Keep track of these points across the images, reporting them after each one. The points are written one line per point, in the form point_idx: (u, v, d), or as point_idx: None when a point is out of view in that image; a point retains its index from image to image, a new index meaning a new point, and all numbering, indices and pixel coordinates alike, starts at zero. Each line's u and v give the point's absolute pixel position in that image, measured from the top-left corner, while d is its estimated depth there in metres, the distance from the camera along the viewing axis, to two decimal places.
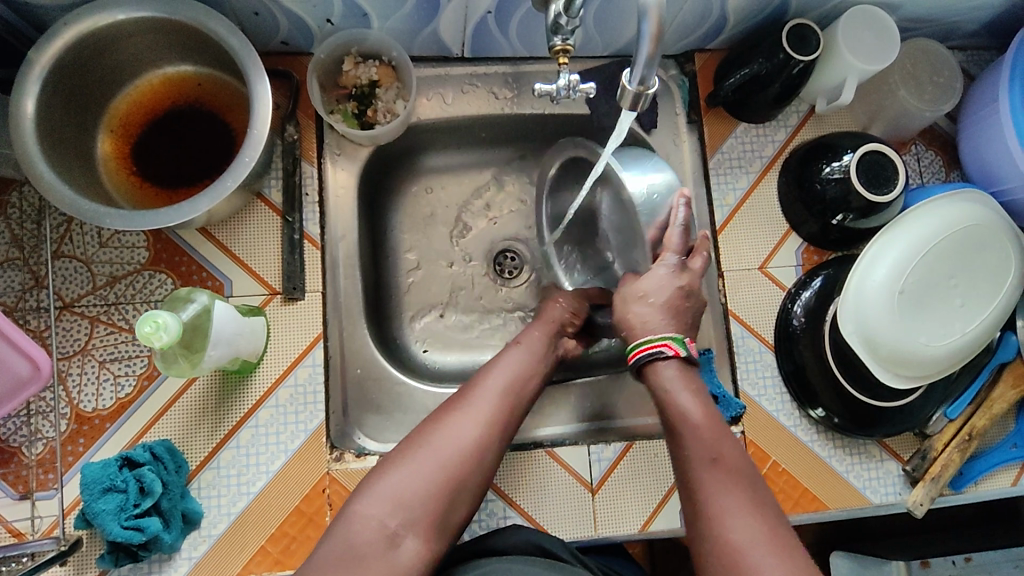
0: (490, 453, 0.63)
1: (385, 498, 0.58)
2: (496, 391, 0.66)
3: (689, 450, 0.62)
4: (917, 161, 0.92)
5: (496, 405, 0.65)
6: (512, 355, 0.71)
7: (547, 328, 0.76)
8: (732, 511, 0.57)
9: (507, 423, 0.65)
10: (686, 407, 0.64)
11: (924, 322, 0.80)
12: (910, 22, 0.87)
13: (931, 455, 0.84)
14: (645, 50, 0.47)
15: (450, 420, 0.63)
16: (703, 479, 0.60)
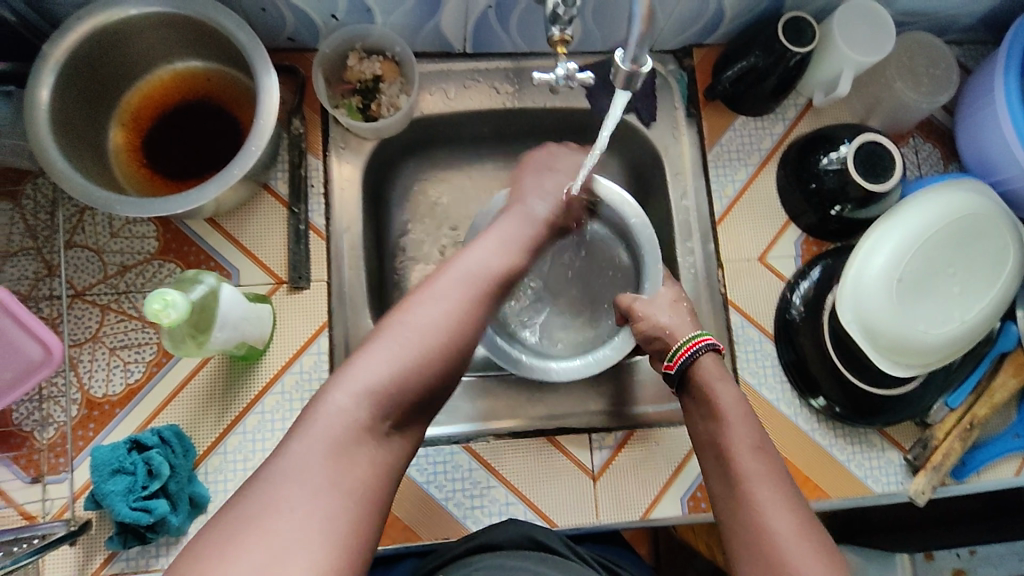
0: (471, 326, 0.61)
1: (376, 374, 0.55)
2: (477, 266, 0.64)
3: (732, 440, 0.65)
4: (915, 153, 0.93)
5: (478, 281, 0.63)
6: (495, 235, 0.70)
7: (531, 211, 0.75)
8: (773, 499, 0.60)
9: (487, 296, 0.63)
10: (730, 399, 0.68)
11: (922, 309, 0.80)
12: (906, 16, 0.88)
13: (932, 444, 0.84)
14: (636, 31, 0.48)
15: (429, 295, 0.60)
16: (748, 467, 0.63)
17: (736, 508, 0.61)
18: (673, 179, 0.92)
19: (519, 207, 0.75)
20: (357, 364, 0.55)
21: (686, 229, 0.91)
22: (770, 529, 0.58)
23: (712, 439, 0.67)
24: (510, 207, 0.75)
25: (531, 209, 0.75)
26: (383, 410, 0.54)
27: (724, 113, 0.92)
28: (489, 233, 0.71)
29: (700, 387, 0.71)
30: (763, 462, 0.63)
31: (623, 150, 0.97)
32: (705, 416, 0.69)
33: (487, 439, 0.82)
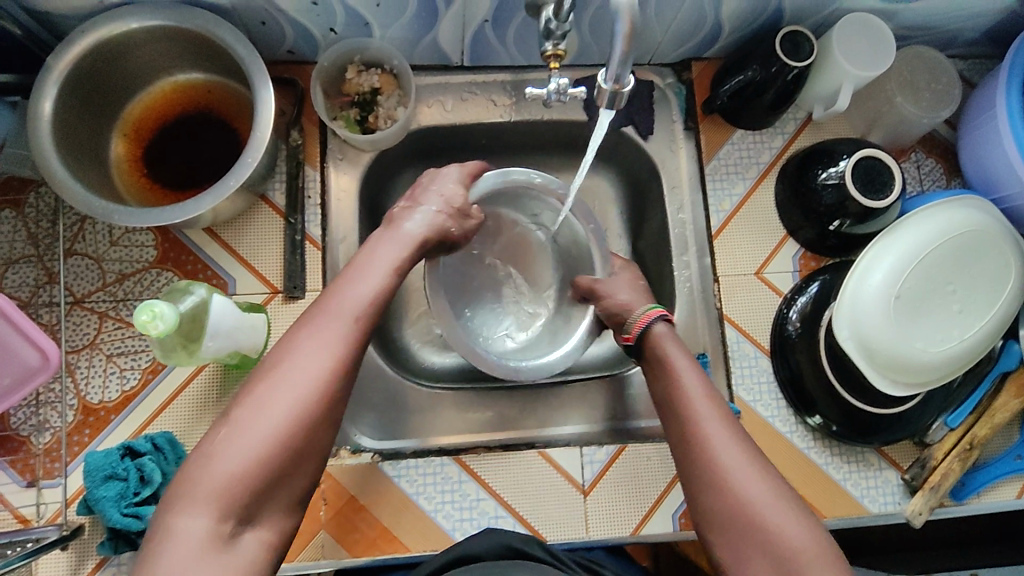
0: (343, 383, 0.58)
1: (240, 456, 0.52)
2: (348, 312, 0.60)
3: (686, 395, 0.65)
4: (916, 169, 0.92)
5: (348, 330, 0.59)
6: (364, 279, 0.64)
7: (402, 244, 0.70)
8: (736, 450, 0.60)
9: (360, 343, 0.60)
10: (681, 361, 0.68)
11: (920, 328, 0.79)
12: (908, 30, 0.87)
13: (930, 464, 0.83)
14: (618, 49, 0.49)
15: (297, 356, 0.57)
16: (704, 414, 0.63)
17: (699, 465, 0.61)
18: (670, 192, 0.91)
19: (392, 234, 0.71)
20: (218, 449, 0.52)
21: (682, 243, 0.91)
22: (735, 480, 0.59)
23: (667, 400, 0.67)
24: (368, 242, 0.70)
25: (402, 237, 0.71)
26: (241, 506, 0.52)
27: (722, 126, 0.92)
28: (350, 266, 0.66)
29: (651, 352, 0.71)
30: (720, 414, 0.63)
31: (621, 162, 0.96)
32: (659, 379, 0.68)
33: (477, 452, 0.82)
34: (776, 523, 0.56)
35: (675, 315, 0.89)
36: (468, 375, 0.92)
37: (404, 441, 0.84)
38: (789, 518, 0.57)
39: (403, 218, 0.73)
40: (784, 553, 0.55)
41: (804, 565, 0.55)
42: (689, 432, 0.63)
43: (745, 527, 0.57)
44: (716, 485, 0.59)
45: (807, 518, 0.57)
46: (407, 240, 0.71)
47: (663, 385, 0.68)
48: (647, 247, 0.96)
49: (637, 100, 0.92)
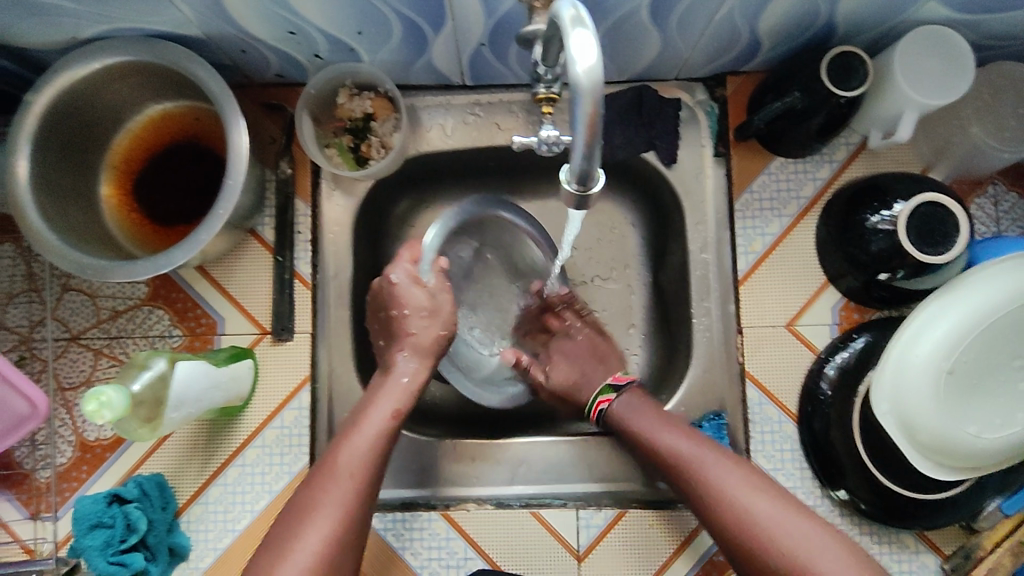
0: (341, 550, 0.58)
1: None
2: (345, 470, 0.61)
3: (691, 459, 0.66)
4: (993, 206, 0.77)
5: (346, 490, 0.60)
6: (363, 431, 0.64)
7: (397, 391, 0.69)
8: (700, 450, 0.66)
9: (360, 504, 0.61)
10: (673, 438, 0.68)
11: (975, 407, 0.68)
12: (997, 41, 0.71)
13: (976, 555, 0.73)
14: (580, 136, 0.40)
15: (303, 524, 0.58)
16: (657, 434, 0.69)
17: (706, 509, 0.64)
18: (693, 228, 0.82)
19: (388, 379, 0.70)
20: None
21: (704, 286, 0.81)
22: (717, 515, 0.63)
23: (666, 467, 0.68)
24: (372, 390, 0.69)
25: (398, 382, 0.69)
26: None
27: (758, 153, 0.81)
28: (350, 417, 0.67)
29: (623, 429, 0.72)
30: (709, 449, 0.66)
31: (641, 189, 0.87)
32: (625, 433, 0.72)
33: (467, 508, 0.78)
34: (753, 504, 0.61)
35: (691, 368, 0.81)
36: (462, 422, 0.86)
37: (392, 488, 0.79)
38: (788, 526, 0.59)
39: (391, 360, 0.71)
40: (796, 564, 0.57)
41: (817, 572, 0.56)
42: (680, 468, 0.66)
43: (740, 535, 0.61)
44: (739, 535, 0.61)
45: (771, 492, 0.62)
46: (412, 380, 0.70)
47: (650, 444, 0.69)
48: (666, 285, 0.86)
49: (661, 122, 0.81)
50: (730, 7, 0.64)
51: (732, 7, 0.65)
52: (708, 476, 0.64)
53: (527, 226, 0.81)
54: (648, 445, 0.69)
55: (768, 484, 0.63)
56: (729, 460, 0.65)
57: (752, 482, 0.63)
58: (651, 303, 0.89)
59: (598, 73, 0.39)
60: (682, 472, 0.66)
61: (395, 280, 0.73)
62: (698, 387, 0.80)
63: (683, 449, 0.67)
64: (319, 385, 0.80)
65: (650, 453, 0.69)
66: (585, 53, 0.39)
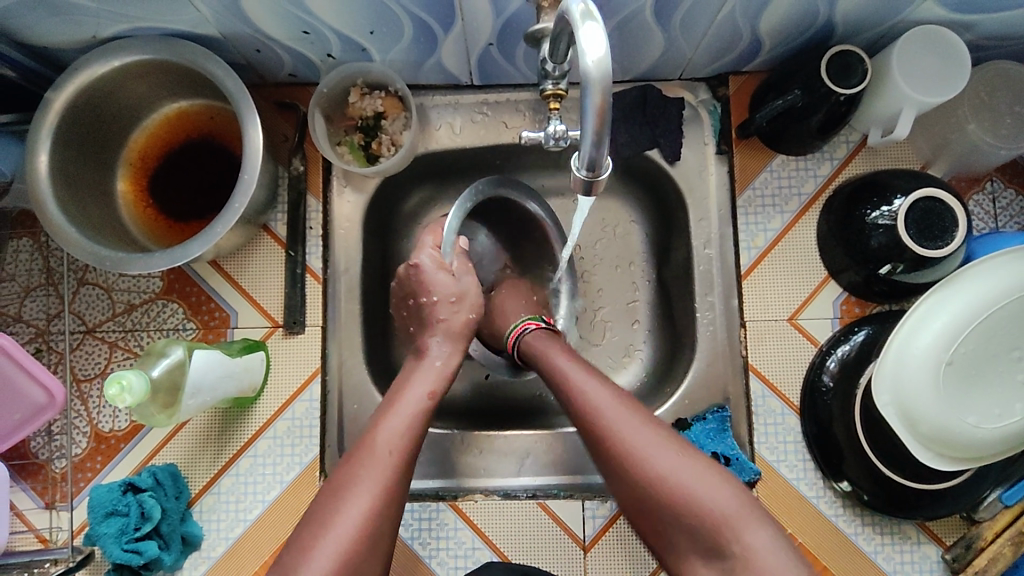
0: (381, 527, 0.58)
1: None
2: (384, 448, 0.61)
3: (596, 407, 0.62)
4: (991, 202, 0.79)
5: (388, 464, 0.60)
6: (399, 412, 0.65)
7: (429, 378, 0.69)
8: (611, 406, 0.61)
9: (399, 479, 0.61)
10: (585, 373, 0.65)
11: (974, 398, 0.69)
12: (993, 41, 0.72)
13: (977, 545, 0.74)
14: (589, 126, 0.42)
15: (344, 498, 0.58)
16: (563, 366, 0.67)
17: (611, 458, 0.60)
18: (697, 224, 0.83)
19: (422, 363, 0.71)
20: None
21: (707, 281, 0.83)
22: (609, 457, 0.60)
23: (571, 409, 0.64)
24: (405, 375, 0.71)
25: (431, 365, 0.71)
26: None
27: (760, 151, 0.82)
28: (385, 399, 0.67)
29: (542, 363, 0.70)
30: (618, 401, 0.62)
31: (645, 187, 0.88)
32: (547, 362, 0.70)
33: (475, 498, 0.80)
34: (650, 450, 0.58)
35: (695, 362, 0.82)
36: (472, 415, 0.88)
37: None
38: (706, 481, 0.57)
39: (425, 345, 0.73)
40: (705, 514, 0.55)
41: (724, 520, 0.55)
42: (583, 409, 0.63)
43: (633, 475, 0.58)
44: (639, 485, 0.58)
45: (685, 448, 0.59)
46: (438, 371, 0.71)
47: (560, 386, 0.66)
48: (670, 280, 0.88)
49: (665, 121, 0.82)
50: (732, 7, 0.66)
51: (733, 7, 0.67)
52: (606, 417, 0.61)
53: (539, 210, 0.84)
54: (563, 387, 0.66)
55: (685, 445, 0.59)
56: (632, 409, 0.61)
57: (668, 440, 0.59)
58: (655, 298, 0.90)
59: (607, 64, 0.40)
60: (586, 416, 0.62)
61: (422, 264, 0.75)
62: (701, 380, 0.82)
63: (587, 389, 0.63)
64: (329, 378, 0.82)
65: (565, 396, 0.65)
66: (595, 45, 0.40)
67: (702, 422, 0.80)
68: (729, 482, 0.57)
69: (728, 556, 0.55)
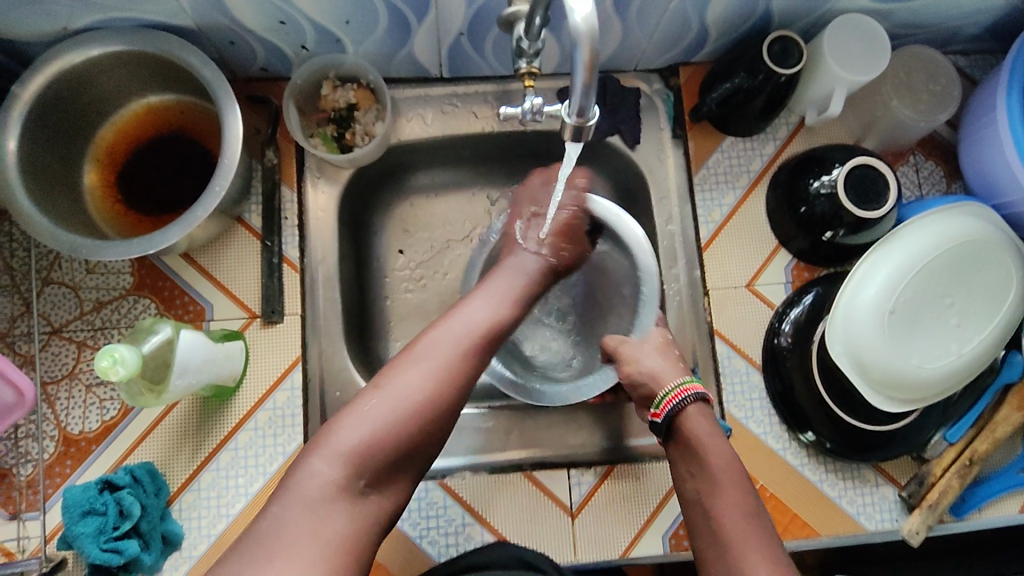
0: (448, 397, 0.62)
1: (364, 422, 0.58)
2: (466, 333, 0.66)
3: (720, 502, 0.62)
4: (915, 172, 0.88)
5: (462, 347, 0.65)
6: (475, 307, 0.70)
7: (508, 280, 0.75)
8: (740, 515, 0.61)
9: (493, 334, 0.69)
10: (721, 458, 0.65)
11: (915, 343, 0.76)
12: (904, 29, 0.82)
13: (928, 481, 0.80)
14: (579, 79, 0.46)
15: (407, 364, 0.63)
16: (716, 454, 0.65)
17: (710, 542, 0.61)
18: (659, 203, 0.89)
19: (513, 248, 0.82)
20: (332, 435, 0.58)
21: (671, 255, 0.88)
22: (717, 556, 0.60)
23: (700, 484, 0.65)
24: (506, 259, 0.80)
25: (524, 253, 0.81)
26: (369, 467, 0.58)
27: (711, 134, 0.89)
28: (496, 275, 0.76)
29: (690, 446, 0.67)
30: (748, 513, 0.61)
31: (608, 173, 0.94)
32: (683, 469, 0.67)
33: (464, 475, 0.81)
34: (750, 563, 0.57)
35: None
36: None
37: None
38: None
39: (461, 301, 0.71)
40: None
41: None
42: (706, 490, 0.64)
43: None
44: None
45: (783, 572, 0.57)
46: (529, 261, 0.79)
47: (697, 471, 0.65)
48: None
49: (624, 108, 0.89)
50: None
51: None
52: (729, 522, 0.61)
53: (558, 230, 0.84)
54: (699, 467, 0.65)
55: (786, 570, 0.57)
56: (749, 515, 0.61)
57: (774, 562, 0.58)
58: None
59: (594, 20, 0.44)
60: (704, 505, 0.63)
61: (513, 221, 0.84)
62: None
63: (719, 480, 0.64)
64: (310, 366, 0.82)
65: (698, 474, 0.65)
66: (582, 3, 0.44)
67: None
68: None
69: None
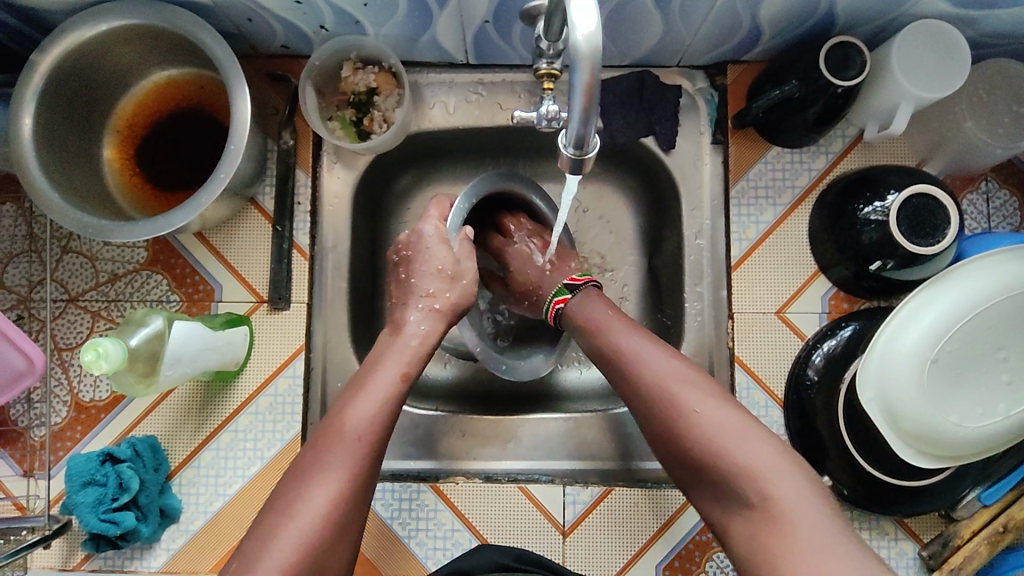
0: (356, 501, 0.58)
1: (298, 532, 0.54)
2: (353, 431, 0.60)
3: (619, 349, 0.66)
4: (985, 202, 0.79)
5: (354, 454, 0.59)
6: (370, 394, 0.63)
7: (404, 355, 0.67)
8: (655, 355, 0.64)
9: (378, 440, 0.61)
10: (612, 325, 0.68)
11: (956, 398, 0.69)
12: (994, 38, 0.72)
13: (954, 543, 0.74)
14: (577, 102, 0.42)
15: (310, 483, 0.57)
16: (601, 318, 0.69)
17: (643, 407, 0.62)
18: (689, 214, 0.83)
19: (397, 341, 0.69)
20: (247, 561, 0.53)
21: (697, 271, 0.83)
22: (666, 390, 0.61)
23: (607, 359, 0.67)
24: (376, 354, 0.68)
25: (408, 344, 0.68)
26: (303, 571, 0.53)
27: (756, 142, 0.82)
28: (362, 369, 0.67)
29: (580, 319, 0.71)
30: (664, 357, 0.64)
31: (639, 173, 0.88)
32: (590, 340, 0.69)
33: (456, 481, 0.80)
34: (667, 379, 0.62)
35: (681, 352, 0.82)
36: (458, 397, 0.88)
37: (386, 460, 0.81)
38: (734, 432, 0.57)
39: (403, 319, 0.71)
40: (726, 465, 0.56)
41: (749, 473, 0.55)
42: (633, 377, 0.63)
43: (663, 403, 0.61)
44: (666, 413, 0.60)
45: (719, 396, 0.60)
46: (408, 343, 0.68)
47: (592, 335, 0.69)
48: (662, 269, 0.87)
49: (661, 108, 0.82)
50: None
51: None
52: (645, 365, 0.63)
53: (536, 199, 0.84)
54: (591, 335, 0.69)
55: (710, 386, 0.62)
56: (647, 346, 0.65)
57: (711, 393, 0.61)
58: (645, 288, 0.90)
59: (597, 40, 0.40)
60: (632, 377, 0.64)
61: (424, 233, 0.76)
62: None
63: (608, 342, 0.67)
64: (313, 355, 0.81)
65: (594, 345, 0.68)
66: (586, 19, 0.40)
67: None
68: (717, 399, 0.60)
69: (753, 506, 0.55)
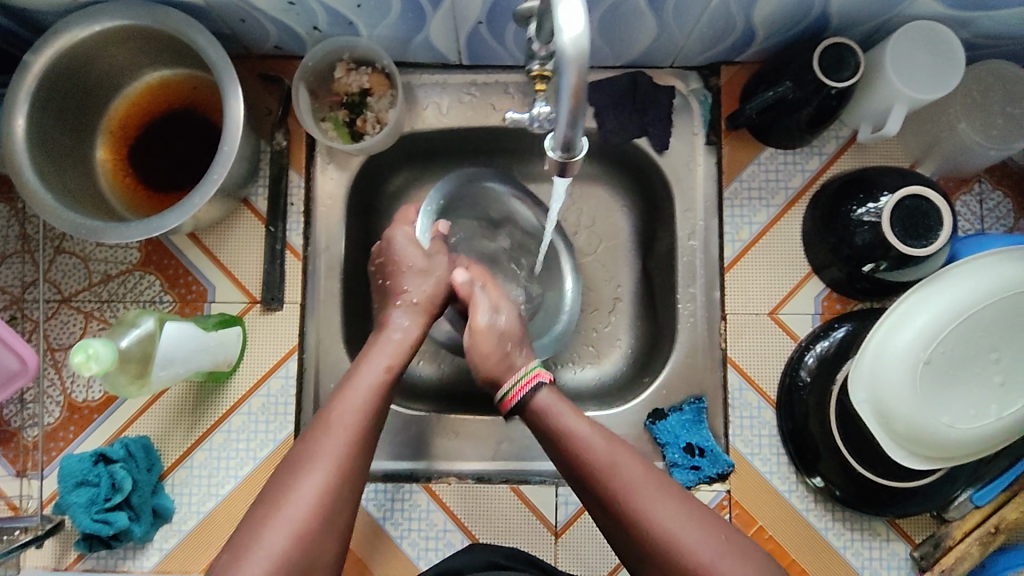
0: (343, 495, 0.58)
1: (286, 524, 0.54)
2: (339, 423, 0.60)
3: (588, 460, 0.61)
4: (978, 203, 0.79)
5: (340, 445, 0.59)
6: (357, 387, 0.63)
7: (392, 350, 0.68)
8: (633, 473, 0.59)
9: (365, 433, 0.61)
10: (583, 436, 0.62)
11: (948, 400, 0.69)
12: (988, 39, 0.71)
13: (946, 543, 0.74)
14: (565, 103, 0.42)
15: (297, 476, 0.57)
16: (565, 419, 0.64)
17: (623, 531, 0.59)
18: (682, 215, 0.82)
19: (382, 335, 0.69)
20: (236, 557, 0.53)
21: (690, 272, 0.82)
22: (647, 521, 0.57)
23: (579, 472, 0.62)
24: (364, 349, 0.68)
25: (391, 337, 0.69)
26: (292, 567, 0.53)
27: (749, 143, 0.82)
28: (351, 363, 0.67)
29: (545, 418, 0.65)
30: (639, 471, 0.60)
31: (633, 174, 0.88)
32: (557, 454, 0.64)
33: (449, 481, 0.80)
34: (643, 509, 0.58)
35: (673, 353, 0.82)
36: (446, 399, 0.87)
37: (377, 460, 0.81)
38: (729, 559, 0.55)
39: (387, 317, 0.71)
40: None
41: None
42: (609, 502, 0.59)
43: (643, 534, 0.57)
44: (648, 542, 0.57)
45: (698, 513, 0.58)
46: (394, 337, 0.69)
47: (559, 444, 0.63)
48: (655, 270, 0.87)
49: (654, 109, 0.82)
50: None
51: None
52: (620, 487, 0.59)
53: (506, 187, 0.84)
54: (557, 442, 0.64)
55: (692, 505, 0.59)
56: (619, 463, 0.60)
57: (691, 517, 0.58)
58: (639, 289, 0.90)
59: (584, 42, 0.40)
60: (602, 486, 0.60)
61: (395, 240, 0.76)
62: (680, 371, 0.82)
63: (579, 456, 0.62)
64: (306, 355, 0.81)
65: (561, 455, 0.63)
66: (573, 21, 0.40)
67: (679, 412, 0.80)
68: (702, 521, 0.57)
69: None
